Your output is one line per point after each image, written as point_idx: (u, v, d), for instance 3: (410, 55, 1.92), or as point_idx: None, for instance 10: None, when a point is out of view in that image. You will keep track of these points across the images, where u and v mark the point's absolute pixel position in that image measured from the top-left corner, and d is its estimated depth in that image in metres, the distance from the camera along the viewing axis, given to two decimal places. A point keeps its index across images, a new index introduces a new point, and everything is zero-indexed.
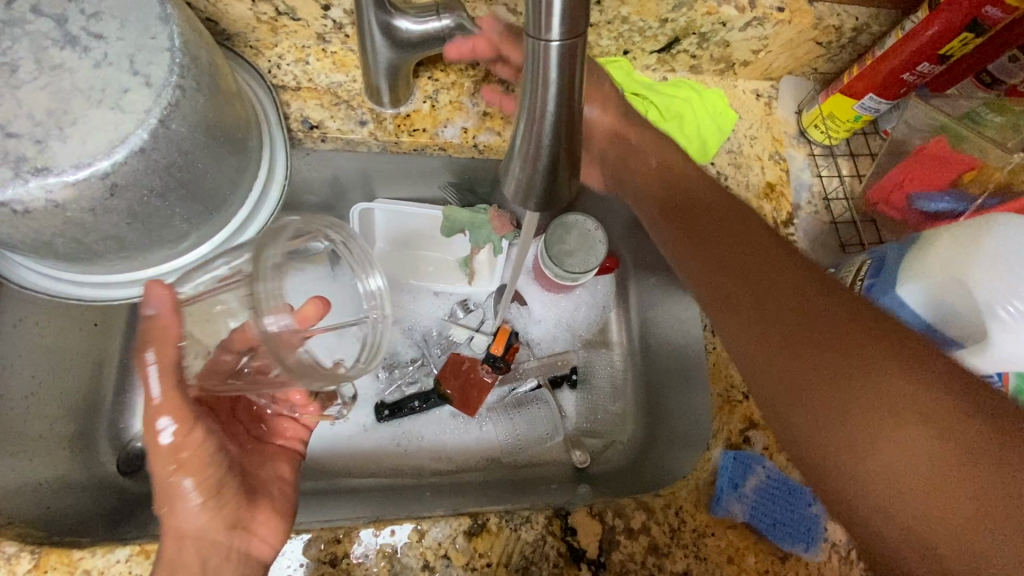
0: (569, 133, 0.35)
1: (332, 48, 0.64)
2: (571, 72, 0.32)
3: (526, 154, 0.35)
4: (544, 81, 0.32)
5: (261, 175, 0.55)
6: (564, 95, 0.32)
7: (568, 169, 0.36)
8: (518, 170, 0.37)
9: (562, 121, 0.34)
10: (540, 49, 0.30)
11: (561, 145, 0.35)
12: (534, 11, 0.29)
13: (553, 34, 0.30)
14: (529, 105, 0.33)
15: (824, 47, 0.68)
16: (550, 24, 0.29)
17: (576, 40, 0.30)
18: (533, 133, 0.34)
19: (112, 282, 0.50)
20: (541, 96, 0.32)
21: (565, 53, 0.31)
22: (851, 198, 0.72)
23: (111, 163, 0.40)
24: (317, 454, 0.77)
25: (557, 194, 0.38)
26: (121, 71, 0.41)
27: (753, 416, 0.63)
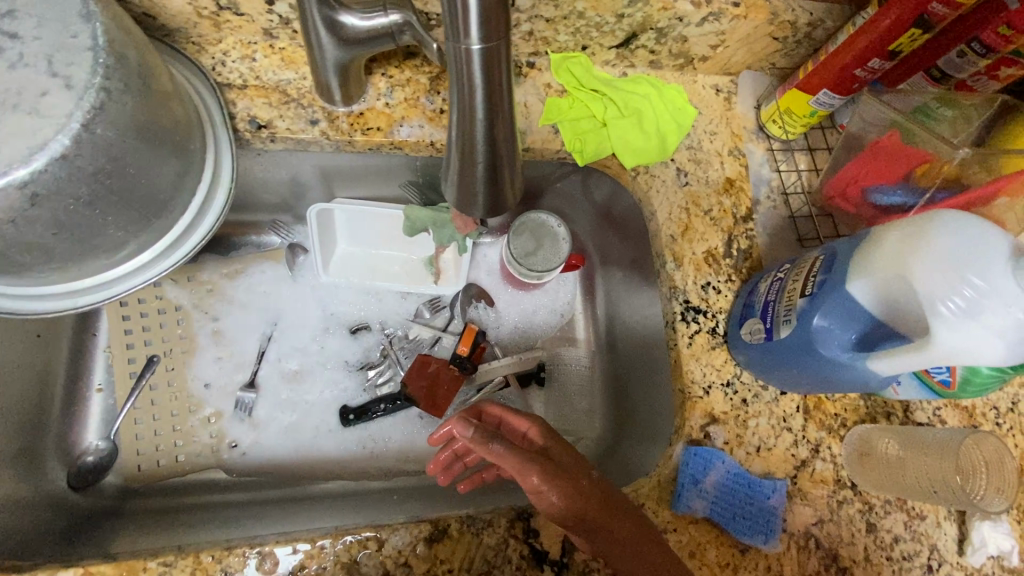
0: (504, 137, 0.35)
1: (280, 44, 0.62)
2: (497, 76, 0.32)
3: (464, 160, 0.36)
4: (470, 84, 0.32)
5: (206, 179, 0.53)
6: (492, 100, 0.33)
7: (508, 169, 0.37)
8: (458, 176, 0.38)
9: (494, 126, 0.34)
10: (461, 53, 0.31)
11: (495, 150, 0.36)
12: (451, 17, 0.30)
13: (472, 37, 0.31)
14: (459, 108, 0.34)
15: (780, 42, 0.69)
16: (467, 28, 0.30)
17: (495, 43, 0.31)
18: (466, 138, 0.35)
19: (40, 293, 0.47)
20: (469, 98, 0.33)
21: (486, 56, 0.31)
22: (808, 192, 0.73)
23: (30, 171, 0.38)
24: (282, 462, 0.76)
25: (499, 198, 0.39)
26: (38, 72, 0.38)
27: (713, 411, 0.63)
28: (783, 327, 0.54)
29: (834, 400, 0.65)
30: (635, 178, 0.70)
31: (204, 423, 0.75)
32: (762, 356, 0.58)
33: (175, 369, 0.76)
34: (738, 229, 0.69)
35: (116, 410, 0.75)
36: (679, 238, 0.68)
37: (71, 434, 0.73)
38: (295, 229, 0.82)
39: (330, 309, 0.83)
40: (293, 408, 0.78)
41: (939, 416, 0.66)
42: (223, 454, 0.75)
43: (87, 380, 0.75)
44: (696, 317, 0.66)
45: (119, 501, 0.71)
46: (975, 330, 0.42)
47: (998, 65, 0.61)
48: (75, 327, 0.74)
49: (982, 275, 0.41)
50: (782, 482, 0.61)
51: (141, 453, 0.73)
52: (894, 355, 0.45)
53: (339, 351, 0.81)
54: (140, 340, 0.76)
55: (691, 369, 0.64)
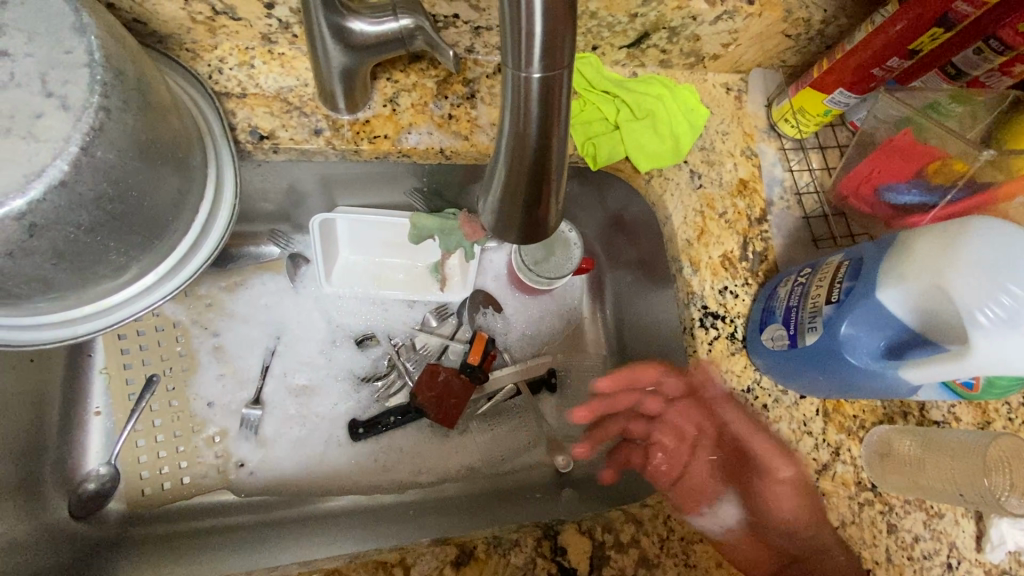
0: (554, 161, 0.33)
1: (278, 49, 0.59)
2: (555, 103, 0.31)
3: (505, 186, 0.34)
4: (524, 111, 0.30)
5: (208, 196, 0.50)
6: (546, 126, 0.31)
7: (553, 194, 0.34)
8: (498, 200, 0.35)
9: (546, 152, 0.32)
10: (519, 81, 0.30)
11: (543, 176, 0.33)
12: (515, 49, 0.29)
13: (535, 68, 0.29)
14: (508, 136, 0.32)
15: (792, 39, 0.67)
16: (530, 56, 0.29)
17: (558, 73, 0.30)
18: (514, 163, 0.33)
19: (39, 323, 0.44)
20: (522, 125, 0.31)
21: (546, 86, 0.30)
22: (821, 191, 0.72)
23: (27, 201, 0.35)
24: (292, 480, 0.74)
25: (541, 223, 0.36)
26: (31, 92, 0.35)
27: (734, 418, 0.62)
28: (809, 334, 0.53)
29: (852, 402, 0.65)
30: (648, 181, 0.69)
31: (209, 443, 0.73)
32: (786, 363, 0.58)
33: (176, 388, 0.73)
34: (753, 231, 0.68)
35: (116, 433, 0.72)
36: (695, 242, 0.67)
37: (69, 461, 0.70)
38: (294, 238, 0.79)
39: (335, 320, 0.80)
40: (301, 423, 0.76)
41: (954, 414, 0.67)
42: (230, 474, 0.73)
43: (84, 404, 0.71)
44: (715, 322, 0.65)
45: (124, 527, 0.69)
46: (1013, 340, 0.41)
47: (1013, 62, 0.60)
48: (68, 349, 0.71)
49: (1022, 285, 0.41)
50: (805, 487, 0.61)
51: (144, 477, 0.71)
52: (929, 364, 0.45)
53: (347, 364, 0.79)
54: (139, 359, 0.73)
55: (711, 376, 0.63)
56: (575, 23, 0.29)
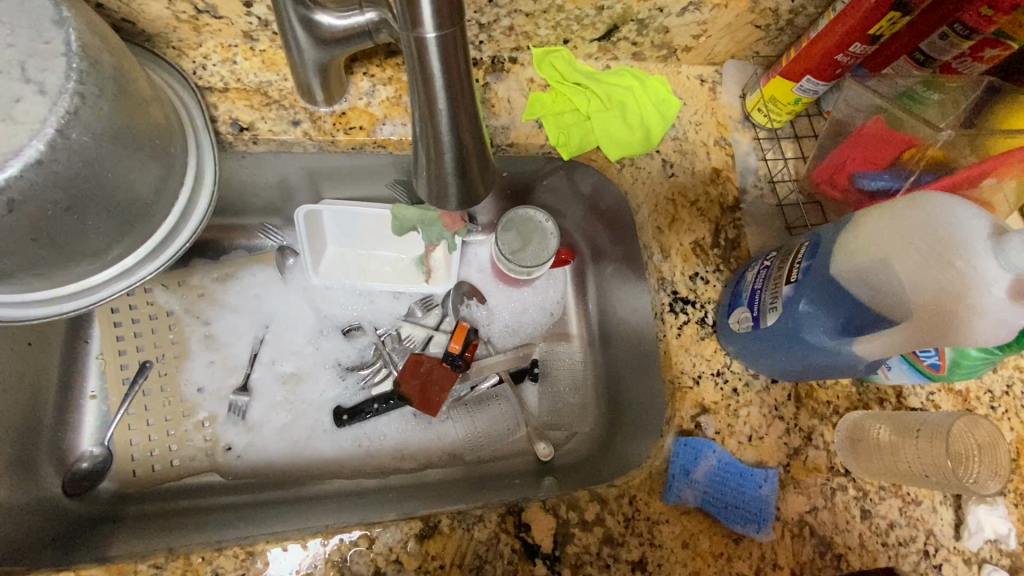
0: (468, 129, 0.37)
1: (260, 46, 0.62)
2: (454, 63, 0.33)
3: (429, 155, 0.38)
4: (428, 75, 0.33)
5: (188, 182, 0.53)
6: (452, 89, 0.34)
7: (476, 159, 0.38)
8: (426, 168, 0.39)
9: (458, 116, 0.35)
10: (416, 43, 0.32)
11: (461, 143, 0.37)
12: (405, 11, 0.31)
13: (426, 27, 0.31)
14: (422, 104, 0.35)
15: (762, 30, 0.68)
16: (420, 17, 0.31)
17: (452, 31, 0.32)
18: (431, 131, 0.36)
19: (28, 300, 0.47)
20: (428, 91, 0.34)
21: (443, 44, 0.32)
22: (796, 180, 0.73)
23: (5, 177, 0.38)
24: (278, 463, 0.77)
25: (471, 188, 0.40)
26: (12, 79, 0.39)
27: (704, 401, 0.63)
28: (771, 314, 0.54)
29: (826, 388, 0.65)
30: (620, 170, 0.70)
31: (198, 428, 0.76)
32: (749, 345, 0.58)
33: (168, 374, 0.77)
34: (725, 218, 0.69)
35: (110, 417, 0.75)
36: (666, 230, 0.68)
37: (66, 442, 0.73)
38: (284, 231, 0.82)
39: (322, 310, 0.82)
40: (287, 409, 0.78)
41: (933, 401, 0.65)
42: (218, 457, 0.75)
43: (80, 388, 0.75)
44: (685, 307, 0.66)
45: (115, 506, 0.72)
46: (953, 308, 0.42)
47: (983, 47, 0.61)
48: (66, 335, 0.74)
49: (957, 253, 0.42)
50: (774, 470, 0.61)
51: (136, 458, 0.74)
52: (877, 337, 0.45)
53: (333, 352, 0.81)
54: (133, 345, 0.77)
55: (680, 360, 0.64)
56: None
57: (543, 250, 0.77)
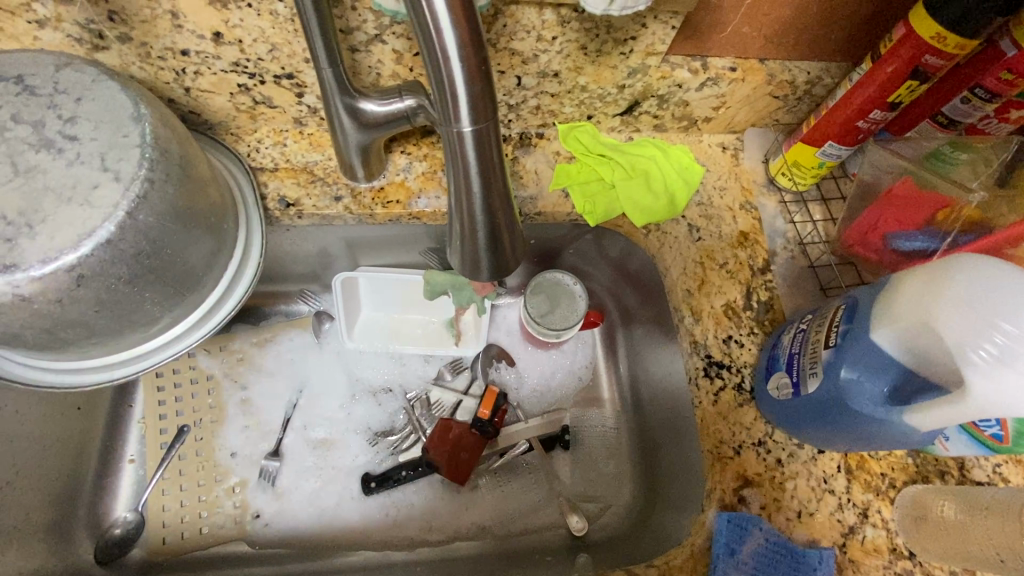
0: (500, 204, 0.38)
1: (308, 130, 0.68)
2: (489, 151, 0.35)
3: (464, 232, 0.40)
4: (463, 161, 0.35)
5: (237, 254, 0.57)
6: (486, 172, 0.36)
7: (506, 234, 0.40)
8: (461, 244, 0.41)
9: (490, 196, 0.37)
10: (455, 137, 0.34)
11: (494, 219, 0.39)
12: (442, 105, 0.33)
13: (464, 122, 0.34)
14: (458, 186, 0.37)
15: (781, 100, 0.71)
16: (457, 113, 0.33)
17: (485, 124, 0.34)
18: (465, 210, 0.38)
19: (84, 366, 0.50)
20: (465, 175, 0.36)
21: (478, 137, 0.34)
22: (827, 241, 0.72)
23: (79, 256, 0.42)
24: (303, 532, 0.75)
25: (502, 259, 0.41)
26: (92, 168, 0.43)
27: (746, 472, 0.59)
28: (811, 381, 0.52)
29: (879, 459, 0.61)
30: (647, 235, 0.72)
31: (229, 494, 0.76)
32: (791, 412, 0.56)
33: (205, 438, 0.78)
34: (756, 280, 0.68)
35: (145, 482, 0.76)
36: (695, 293, 0.68)
37: (102, 506, 0.74)
38: (322, 297, 0.86)
39: (355, 374, 0.83)
40: (317, 476, 0.78)
41: (1001, 474, 0.61)
42: (246, 525, 0.75)
43: (120, 452, 0.77)
44: (720, 372, 0.64)
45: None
46: (1015, 377, 0.39)
47: (1007, 108, 0.61)
48: (113, 398, 0.78)
49: (1013, 321, 0.40)
50: (829, 552, 0.56)
51: (167, 525, 0.74)
52: (933, 408, 0.43)
53: (365, 417, 0.81)
54: (173, 410, 0.79)
55: (718, 429, 0.62)
56: (492, 84, 0.33)
57: (571, 312, 0.77)
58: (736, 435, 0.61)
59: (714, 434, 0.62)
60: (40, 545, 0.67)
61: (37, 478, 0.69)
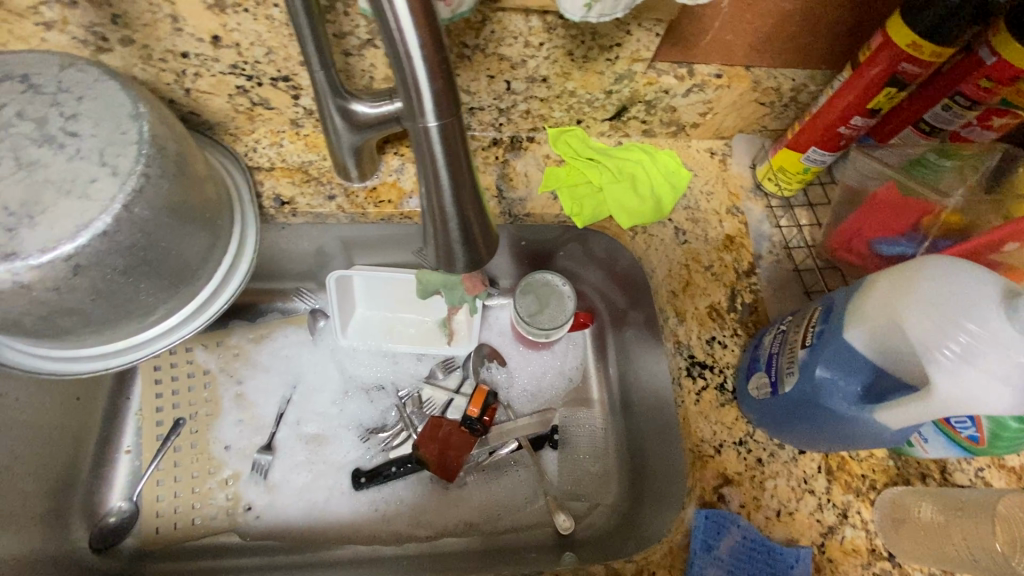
0: (472, 197, 0.39)
1: (305, 132, 0.70)
2: (455, 145, 0.37)
3: (436, 224, 0.41)
4: (431, 157, 0.37)
5: (232, 250, 0.58)
6: (453, 166, 0.37)
7: (478, 227, 0.41)
8: (434, 235, 0.42)
9: (458, 189, 0.38)
10: (421, 131, 0.36)
11: (465, 213, 0.40)
12: (409, 101, 0.35)
13: (429, 117, 0.35)
14: (427, 179, 0.38)
15: (768, 106, 0.72)
16: (422, 109, 0.35)
17: (450, 120, 0.36)
18: (436, 202, 0.39)
19: (80, 355, 0.52)
20: (432, 168, 0.37)
21: (442, 132, 0.36)
22: (812, 246, 0.73)
23: (75, 247, 0.43)
24: (293, 525, 0.77)
25: (477, 253, 0.42)
26: (91, 163, 0.45)
27: (726, 471, 0.60)
28: (788, 380, 0.53)
29: (860, 460, 0.61)
30: (634, 238, 0.73)
31: (221, 486, 0.77)
32: (770, 411, 0.57)
33: (200, 431, 0.79)
34: (741, 283, 0.69)
35: (140, 473, 0.78)
36: (681, 294, 0.69)
37: (98, 496, 0.76)
38: (318, 295, 0.88)
39: (348, 371, 0.85)
40: (308, 470, 0.79)
41: (982, 478, 0.61)
42: (238, 517, 0.76)
43: (116, 443, 0.79)
44: (703, 372, 0.65)
45: (136, 564, 0.73)
46: (979, 375, 0.40)
47: (990, 115, 0.62)
48: (111, 390, 0.80)
49: (974, 318, 0.41)
50: (807, 550, 0.57)
51: (160, 515, 0.75)
52: (900, 406, 0.44)
53: (356, 414, 0.83)
54: (169, 403, 0.81)
55: (700, 428, 0.62)
56: (455, 81, 0.35)
57: (561, 312, 0.79)
58: (716, 434, 0.62)
59: (697, 433, 0.62)
60: (36, 531, 0.69)
61: (35, 466, 0.71)
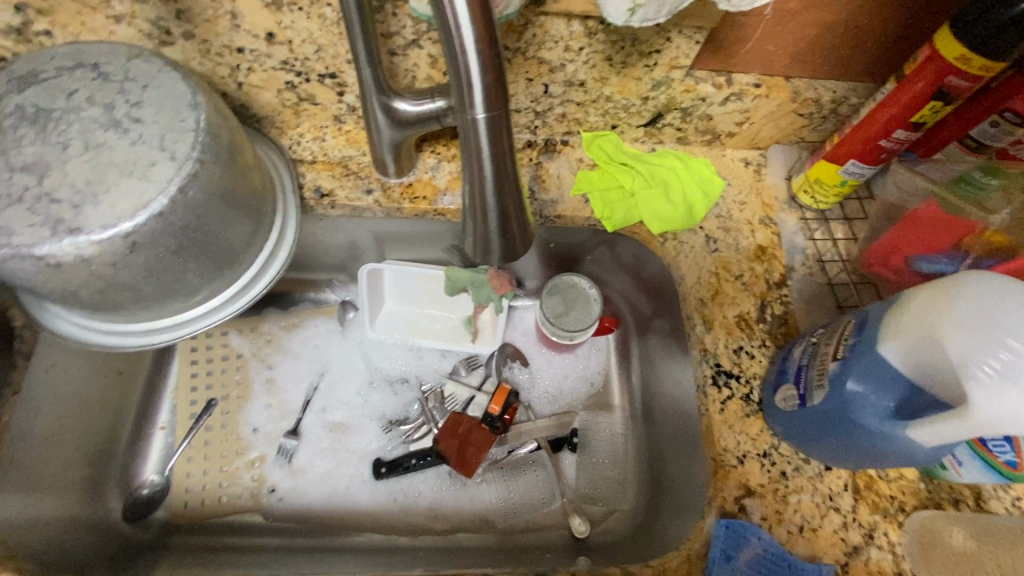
0: (512, 190, 0.41)
1: (346, 127, 0.72)
2: (501, 139, 0.38)
3: (475, 213, 0.42)
4: (477, 148, 0.38)
5: (273, 237, 0.60)
6: (498, 158, 0.39)
7: (516, 220, 0.43)
8: (474, 226, 0.43)
9: (501, 182, 0.40)
10: (469, 122, 0.37)
11: (504, 206, 0.41)
12: (460, 94, 0.36)
13: (478, 109, 0.36)
14: (471, 171, 0.40)
15: (806, 118, 0.72)
16: (473, 100, 0.36)
17: (498, 113, 0.37)
18: (478, 193, 0.41)
19: (127, 330, 0.54)
20: (478, 160, 0.39)
21: (491, 123, 0.37)
22: (847, 260, 0.72)
23: (134, 225, 0.46)
24: (315, 509, 0.79)
25: (512, 245, 0.44)
26: (152, 148, 0.48)
27: (749, 482, 0.59)
28: (816, 393, 0.52)
29: (890, 481, 0.60)
30: (663, 244, 0.73)
31: (248, 466, 0.80)
32: (799, 425, 0.56)
33: (230, 412, 0.82)
34: (771, 294, 0.69)
35: (173, 449, 0.81)
36: (709, 302, 0.69)
37: (132, 468, 0.79)
38: (349, 287, 0.90)
39: (374, 363, 0.87)
40: (332, 456, 0.81)
41: (1020, 508, 0.59)
42: (262, 498, 0.78)
43: (152, 419, 0.82)
44: (728, 381, 0.65)
45: (163, 536, 0.76)
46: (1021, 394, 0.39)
47: None
48: (151, 367, 0.83)
49: (1016, 336, 0.40)
50: (829, 567, 0.56)
51: (190, 491, 0.78)
52: (937, 423, 0.43)
53: (380, 405, 0.84)
54: (202, 384, 0.84)
55: (723, 437, 0.62)
56: (505, 76, 0.36)
57: (586, 315, 0.79)
58: (740, 444, 0.61)
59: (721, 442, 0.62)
60: (75, 497, 0.73)
61: (77, 435, 0.74)
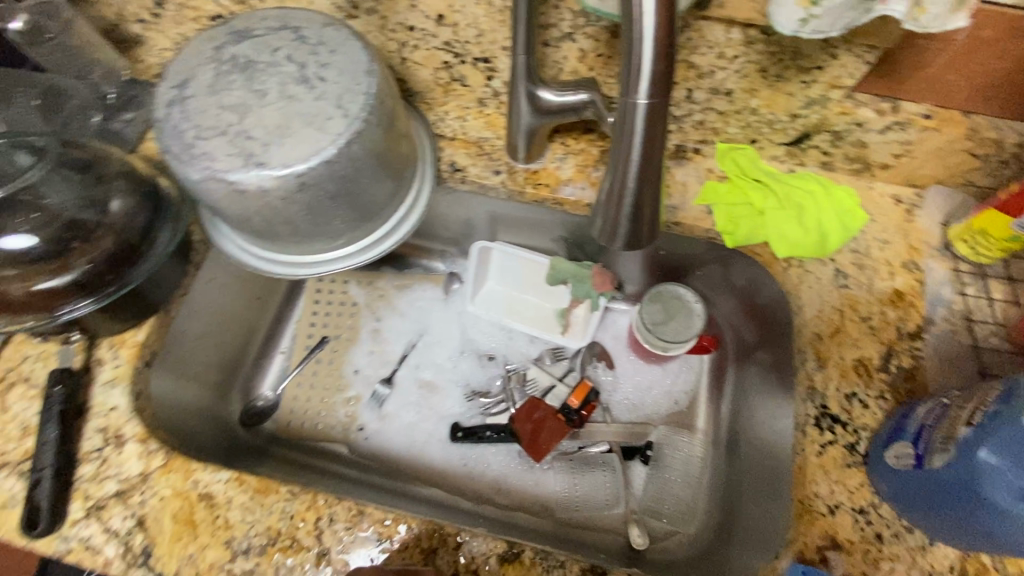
0: (651, 179, 0.41)
1: (488, 111, 0.76)
2: (655, 126, 0.39)
3: (611, 197, 0.43)
4: (630, 133, 0.39)
5: (406, 204, 0.65)
6: (648, 146, 0.40)
7: (648, 210, 0.43)
8: (605, 209, 0.45)
9: (645, 170, 0.41)
10: (628, 107, 0.39)
11: (641, 195, 0.42)
12: (625, 79, 0.38)
13: (642, 94, 0.38)
14: (618, 156, 0.41)
15: (981, 159, 0.64)
16: (637, 87, 0.38)
17: (657, 100, 0.38)
18: (619, 178, 0.42)
19: (278, 259, 0.64)
20: (627, 145, 0.40)
21: (649, 111, 0.38)
22: (1001, 325, 0.64)
23: (307, 166, 0.53)
24: (393, 454, 0.85)
25: (639, 234, 0.45)
26: (331, 105, 0.55)
27: (837, 535, 0.55)
28: (939, 457, 0.48)
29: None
30: (787, 269, 0.69)
31: (344, 403, 0.88)
32: (911, 489, 0.51)
33: (338, 352, 0.91)
34: (901, 344, 0.63)
35: (286, 372, 0.92)
36: (826, 339, 0.65)
37: (252, 381, 0.91)
38: (458, 262, 0.96)
39: (468, 335, 0.91)
40: (416, 411, 0.87)
41: None
42: (351, 433, 0.86)
43: (275, 343, 0.93)
44: (833, 426, 0.60)
45: (266, 444, 0.86)
46: None
47: None
48: (281, 299, 0.95)
49: None
50: None
51: (294, 411, 0.88)
52: None
53: (467, 374, 0.89)
54: (320, 322, 0.94)
55: (816, 482, 0.58)
56: (672, 67, 0.37)
57: (688, 328, 0.78)
58: (834, 493, 0.57)
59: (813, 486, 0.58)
60: (208, 393, 0.85)
61: (218, 342, 0.87)
